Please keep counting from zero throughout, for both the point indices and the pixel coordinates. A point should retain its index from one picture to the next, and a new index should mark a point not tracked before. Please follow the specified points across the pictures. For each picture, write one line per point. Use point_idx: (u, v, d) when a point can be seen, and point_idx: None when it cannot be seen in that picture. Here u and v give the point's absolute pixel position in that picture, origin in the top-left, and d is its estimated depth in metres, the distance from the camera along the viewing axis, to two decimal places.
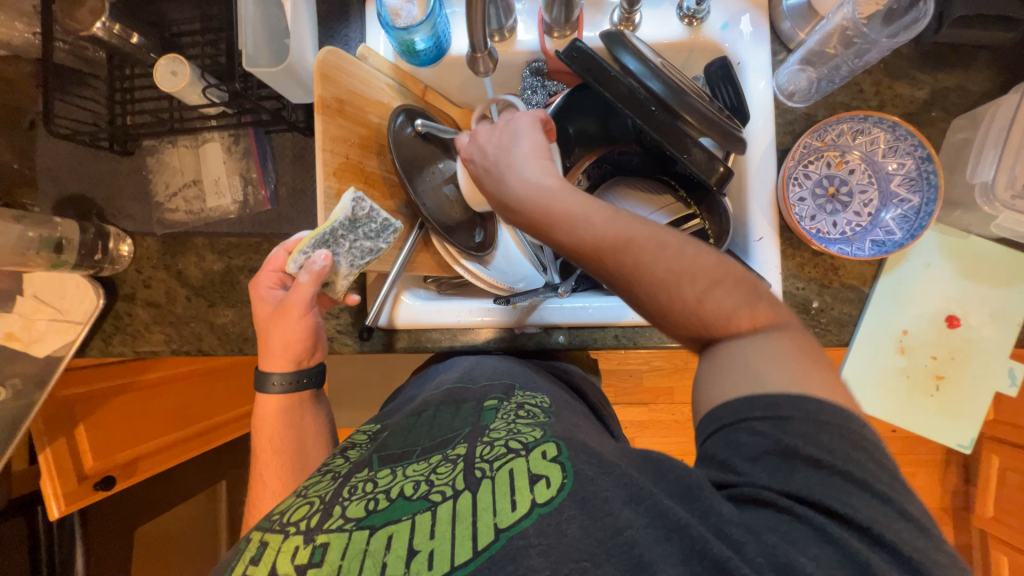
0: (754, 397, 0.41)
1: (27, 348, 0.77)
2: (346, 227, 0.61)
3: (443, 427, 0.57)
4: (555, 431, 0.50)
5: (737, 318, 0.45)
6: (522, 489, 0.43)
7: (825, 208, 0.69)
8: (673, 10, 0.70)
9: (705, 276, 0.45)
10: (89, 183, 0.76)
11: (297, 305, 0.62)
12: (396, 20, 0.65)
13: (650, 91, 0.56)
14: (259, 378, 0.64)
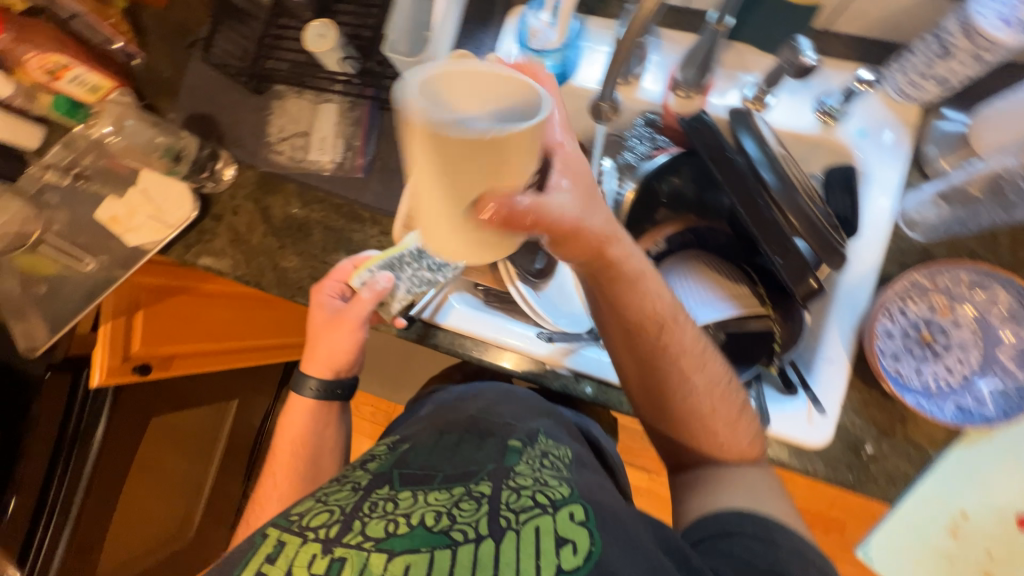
0: (745, 514, 0.56)
1: (121, 233, 0.85)
2: (413, 257, 0.70)
3: (465, 458, 0.63)
4: (580, 491, 0.56)
5: (730, 431, 0.60)
6: (547, 553, 0.48)
7: (914, 352, 0.62)
8: (810, 102, 0.67)
9: (730, 413, 0.59)
10: (218, 107, 0.84)
11: (349, 324, 0.74)
12: (532, 40, 0.68)
13: (761, 180, 0.54)
14: (299, 379, 0.80)
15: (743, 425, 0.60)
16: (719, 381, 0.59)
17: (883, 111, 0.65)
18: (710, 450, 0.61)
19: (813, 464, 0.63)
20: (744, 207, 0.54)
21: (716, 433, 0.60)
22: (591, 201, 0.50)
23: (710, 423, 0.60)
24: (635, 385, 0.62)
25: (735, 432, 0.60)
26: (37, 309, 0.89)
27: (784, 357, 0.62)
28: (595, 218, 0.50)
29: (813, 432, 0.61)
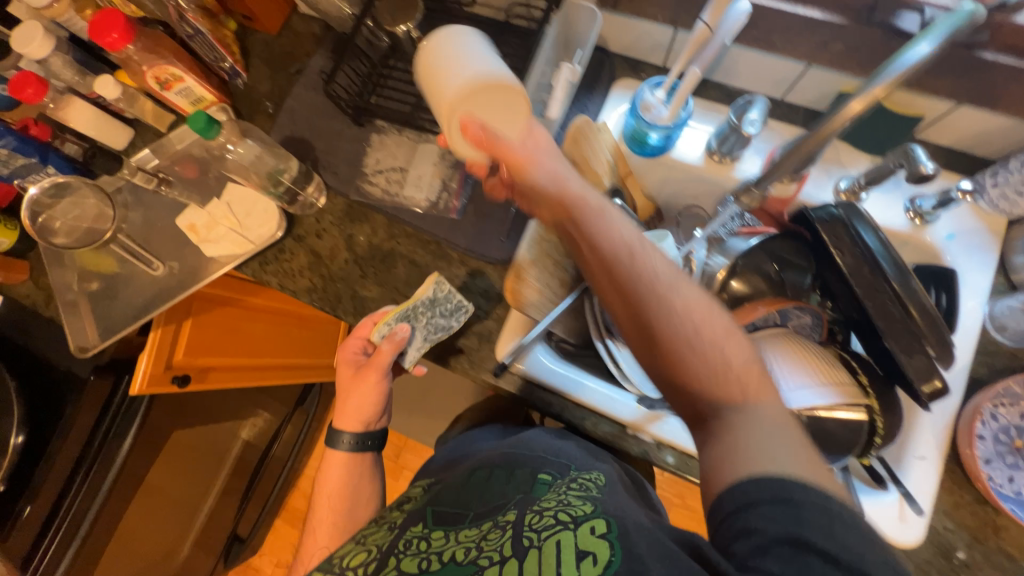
0: (762, 476, 0.41)
1: (198, 242, 0.85)
2: (426, 306, 0.71)
3: (496, 492, 0.60)
4: (607, 507, 0.50)
5: (721, 355, 0.48)
6: (567, 564, 0.44)
7: (1006, 459, 0.61)
8: (902, 201, 0.70)
9: (723, 340, 0.48)
10: (316, 133, 0.87)
11: (376, 368, 0.72)
12: (644, 112, 0.71)
13: (885, 269, 0.54)
14: (332, 435, 0.76)
15: (732, 345, 0.48)
16: (707, 300, 0.50)
17: (972, 220, 0.68)
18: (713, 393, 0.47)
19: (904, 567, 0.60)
20: (866, 293, 0.54)
21: (717, 366, 0.47)
22: (530, 163, 0.57)
23: (706, 353, 0.48)
24: (619, 320, 0.52)
25: (728, 352, 0.48)
26: (92, 307, 0.86)
27: (878, 449, 0.62)
28: (546, 186, 0.56)
29: (907, 530, 0.60)
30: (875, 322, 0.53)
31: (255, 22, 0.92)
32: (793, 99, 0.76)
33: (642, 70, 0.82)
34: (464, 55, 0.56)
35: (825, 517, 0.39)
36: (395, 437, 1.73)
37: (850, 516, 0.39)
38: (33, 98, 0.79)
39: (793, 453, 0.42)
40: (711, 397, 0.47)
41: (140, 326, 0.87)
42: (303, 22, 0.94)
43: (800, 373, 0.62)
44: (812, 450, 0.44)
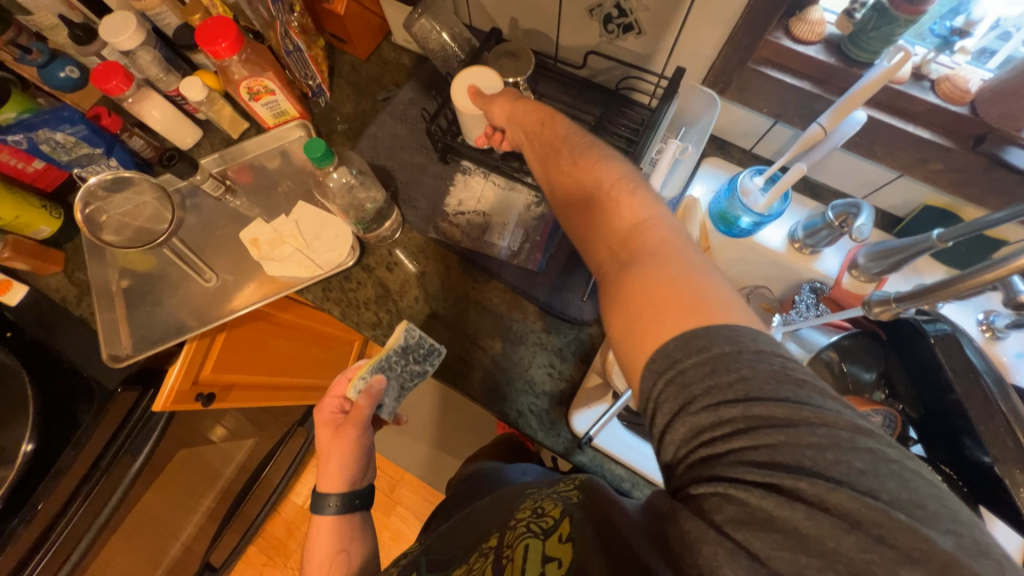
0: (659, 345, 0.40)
1: (258, 259, 0.81)
2: (398, 355, 0.71)
3: (483, 529, 0.61)
4: (577, 503, 0.49)
5: (622, 204, 0.50)
6: (532, 566, 0.45)
7: None
8: (973, 315, 0.73)
9: (619, 190, 0.51)
10: (398, 163, 0.85)
11: (354, 422, 0.71)
12: (741, 194, 0.73)
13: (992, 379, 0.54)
14: (317, 499, 0.71)
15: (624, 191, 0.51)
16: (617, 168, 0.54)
17: None
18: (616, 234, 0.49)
19: None
20: (977, 415, 0.55)
21: (614, 215, 0.50)
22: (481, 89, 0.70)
23: (613, 200, 0.51)
24: (550, 193, 0.60)
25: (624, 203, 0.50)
26: (128, 310, 0.81)
27: None
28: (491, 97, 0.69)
29: None
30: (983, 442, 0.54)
31: (348, 45, 0.91)
32: (874, 201, 0.79)
33: (729, 151, 0.85)
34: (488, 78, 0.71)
35: (708, 378, 0.37)
36: (392, 470, 1.64)
37: (730, 336, 0.38)
38: (116, 89, 0.75)
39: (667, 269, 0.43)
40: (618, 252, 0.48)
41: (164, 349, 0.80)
42: (394, 50, 0.95)
43: None
44: (697, 271, 0.43)
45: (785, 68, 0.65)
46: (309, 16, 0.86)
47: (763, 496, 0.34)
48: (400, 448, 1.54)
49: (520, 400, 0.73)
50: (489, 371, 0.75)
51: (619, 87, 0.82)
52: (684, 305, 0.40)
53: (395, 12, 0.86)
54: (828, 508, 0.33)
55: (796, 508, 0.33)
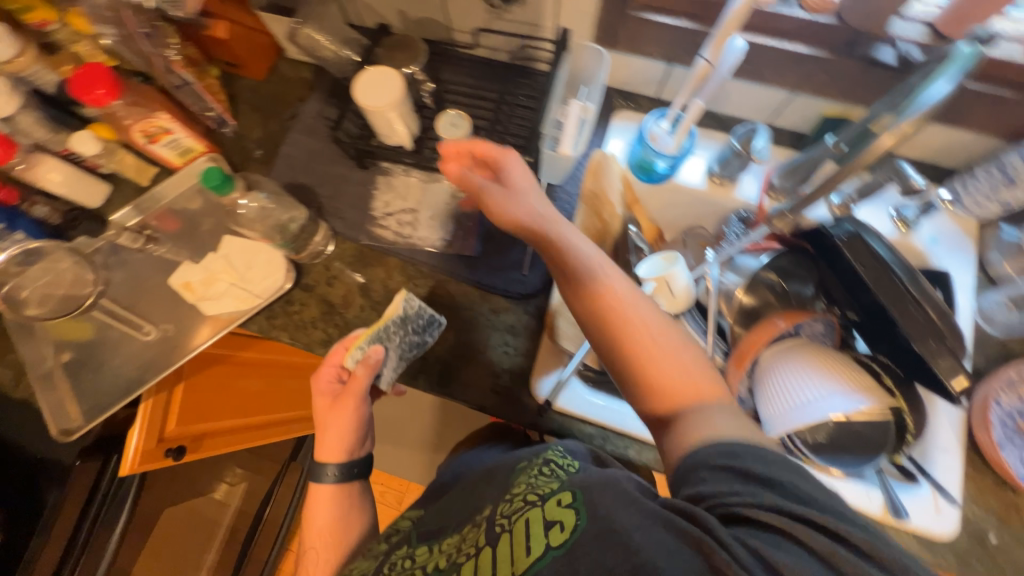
0: (718, 448, 0.45)
1: (195, 301, 0.79)
2: (398, 326, 0.70)
3: (475, 499, 0.66)
4: (571, 480, 0.54)
5: (681, 364, 0.51)
6: (537, 536, 0.49)
7: (1016, 442, 0.65)
8: (886, 211, 0.76)
9: (654, 328, 0.53)
10: (318, 178, 0.85)
11: (353, 394, 0.71)
12: (651, 140, 0.75)
13: (902, 273, 0.59)
14: (315, 470, 0.74)
15: (677, 349, 0.52)
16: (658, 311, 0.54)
17: (949, 224, 0.75)
18: (673, 374, 0.51)
19: (946, 558, 0.63)
20: (891, 302, 0.59)
21: (664, 360, 0.51)
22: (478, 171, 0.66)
23: (671, 346, 0.52)
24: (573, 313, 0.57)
25: (679, 366, 0.51)
26: (73, 382, 0.78)
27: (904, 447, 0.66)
28: (490, 192, 0.63)
29: (943, 522, 0.63)
30: (900, 325, 0.58)
31: (242, 68, 0.89)
32: (778, 122, 0.82)
33: (638, 101, 0.86)
34: (382, 83, 0.72)
35: (742, 453, 0.44)
36: (398, 483, 1.65)
37: (789, 468, 0.44)
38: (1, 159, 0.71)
39: (722, 421, 0.48)
40: (680, 402, 0.50)
41: (131, 400, 0.79)
42: (290, 64, 0.92)
43: (828, 380, 0.64)
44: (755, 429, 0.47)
45: (663, 11, 0.67)
46: (194, 47, 0.84)
47: (803, 525, 0.40)
48: (399, 460, 1.54)
49: (483, 382, 0.74)
50: (448, 362, 0.75)
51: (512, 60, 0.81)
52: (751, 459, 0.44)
53: (280, 26, 0.84)
54: (870, 556, 0.39)
55: (848, 552, 0.39)
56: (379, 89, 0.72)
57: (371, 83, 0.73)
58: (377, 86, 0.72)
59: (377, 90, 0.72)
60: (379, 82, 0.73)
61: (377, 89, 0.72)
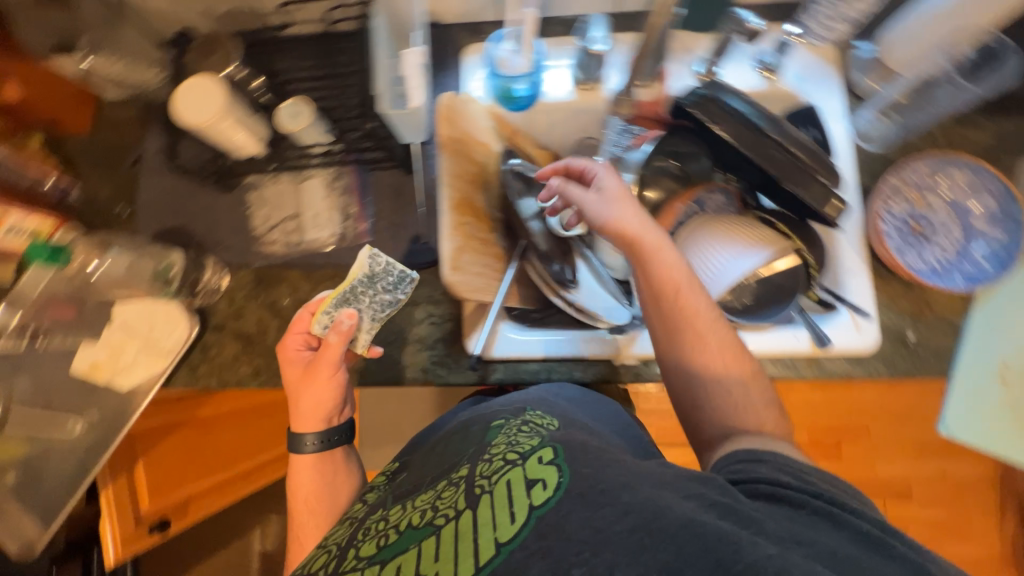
0: (768, 451, 0.52)
1: (108, 381, 0.76)
2: (365, 284, 0.66)
3: (451, 453, 0.63)
4: (552, 435, 0.54)
5: (727, 370, 0.59)
6: (519, 498, 0.48)
7: (913, 243, 0.70)
8: (750, 63, 0.75)
9: (723, 324, 0.60)
10: (187, 216, 0.79)
11: (327, 364, 0.67)
12: (501, 68, 0.72)
13: (757, 126, 0.60)
14: (294, 439, 0.71)
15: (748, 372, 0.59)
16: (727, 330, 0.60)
17: (810, 56, 0.75)
18: (760, 385, 0.59)
19: (875, 367, 0.68)
20: (753, 151, 0.59)
21: (713, 364, 0.59)
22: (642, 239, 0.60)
23: (723, 358, 0.59)
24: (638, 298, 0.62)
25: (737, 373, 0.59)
26: None
27: (817, 281, 0.70)
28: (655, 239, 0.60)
29: (865, 337, 0.67)
30: (769, 170, 0.59)
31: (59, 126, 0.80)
32: (625, 9, 0.79)
33: (485, 29, 0.82)
34: (200, 94, 0.67)
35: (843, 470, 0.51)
36: None
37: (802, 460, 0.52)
38: None
39: (746, 393, 0.58)
40: (713, 395, 0.59)
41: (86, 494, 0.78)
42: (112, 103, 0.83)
43: (733, 244, 0.69)
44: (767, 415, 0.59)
45: None
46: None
47: (828, 508, 0.46)
48: None
49: (419, 358, 0.73)
50: (380, 352, 0.74)
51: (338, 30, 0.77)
52: (754, 421, 0.57)
53: (82, 65, 0.76)
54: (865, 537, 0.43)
55: (844, 532, 0.43)
56: (198, 101, 0.67)
57: (189, 94, 0.67)
58: (196, 98, 0.67)
59: (197, 103, 0.67)
60: (197, 92, 0.67)
61: (195, 101, 0.67)
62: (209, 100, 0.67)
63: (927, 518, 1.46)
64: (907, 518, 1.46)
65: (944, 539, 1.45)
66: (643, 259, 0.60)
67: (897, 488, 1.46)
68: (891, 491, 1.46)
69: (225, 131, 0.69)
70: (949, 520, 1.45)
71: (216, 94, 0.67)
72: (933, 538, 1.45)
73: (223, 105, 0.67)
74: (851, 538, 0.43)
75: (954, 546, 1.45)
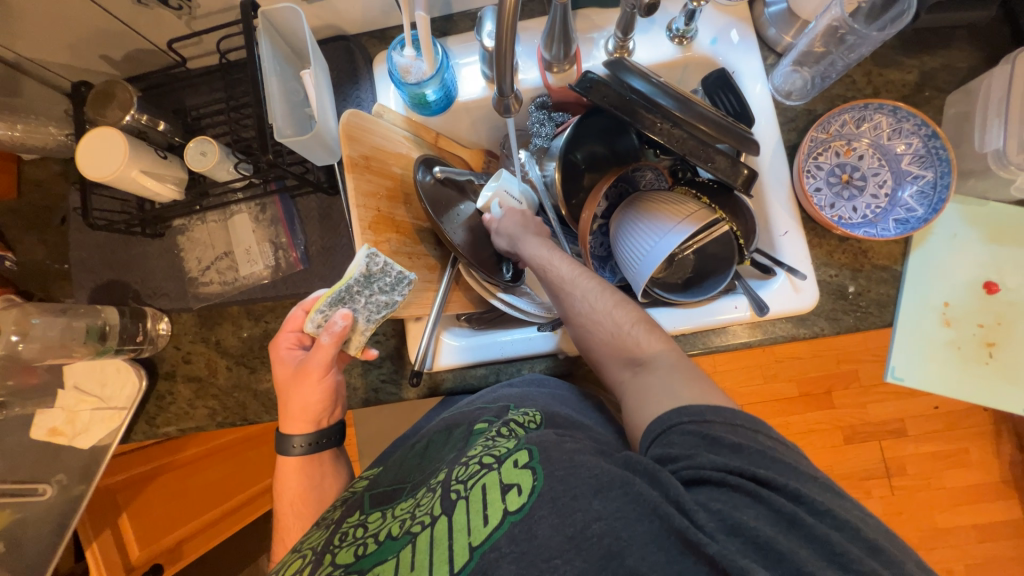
0: (683, 406, 0.47)
1: (70, 441, 0.76)
2: (361, 284, 0.59)
3: (434, 460, 0.60)
4: (528, 436, 0.51)
5: (627, 342, 0.57)
6: (494, 502, 0.45)
7: (843, 194, 0.72)
8: (663, 32, 0.73)
9: (619, 297, 0.60)
10: (120, 267, 0.78)
11: (316, 368, 0.61)
12: (406, 77, 0.68)
13: (660, 108, 0.59)
14: (280, 440, 0.64)
15: (644, 335, 0.57)
16: (613, 302, 0.59)
17: (722, 16, 0.72)
18: (628, 307, 0.59)
19: (818, 324, 0.68)
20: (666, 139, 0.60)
21: (612, 343, 0.57)
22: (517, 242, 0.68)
23: (614, 334, 0.57)
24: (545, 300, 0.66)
25: (635, 342, 0.56)
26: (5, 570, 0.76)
27: (749, 248, 0.69)
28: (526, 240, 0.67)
29: (803, 298, 0.66)
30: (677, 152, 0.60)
31: None
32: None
33: (392, 35, 0.80)
34: (99, 146, 0.65)
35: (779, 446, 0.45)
36: None
37: (729, 427, 0.45)
38: None
39: (625, 326, 0.58)
40: (629, 376, 0.55)
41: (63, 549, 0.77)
42: (27, 163, 0.81)
43: (660, 220, 0.66)
44: (703, 385, 0.50)
45: None
46: None
47: (750, 485, 0.41)
48: None
49: (369, 378, 0.74)
50: None
51: (236, 60, 0.75)
52: (638, 354, 0.56)
53: None
54: (807, 525, 0.38)
55: (780, 525, 0.39)
56: (99, 153, 0.65)
57: (87, 149, 0.65)
58: (95, 147, 0.65)
59: (99, 154, 0.65)
60: (98, 142, 0.65)
61: (96, 153, 0.65)
62: (111, 149, 0.65)
63: (921, 453, 1.44)
64: (903, 458, 1.44)
65: (942, 472, 1.44)
66: (518, 236, 0.67)
67: (890, 429, 1.45)
68: (883, 432, 1.45)
69: (137, 179, 0.67)
70: (945, 452, 1.44)
71: (118, 141, 0.65)
72: (932, 473, 1.44)
73: (129, 153, 0.66)
74: (769, 517, 0.39)
75: (954, 476, 1.44)
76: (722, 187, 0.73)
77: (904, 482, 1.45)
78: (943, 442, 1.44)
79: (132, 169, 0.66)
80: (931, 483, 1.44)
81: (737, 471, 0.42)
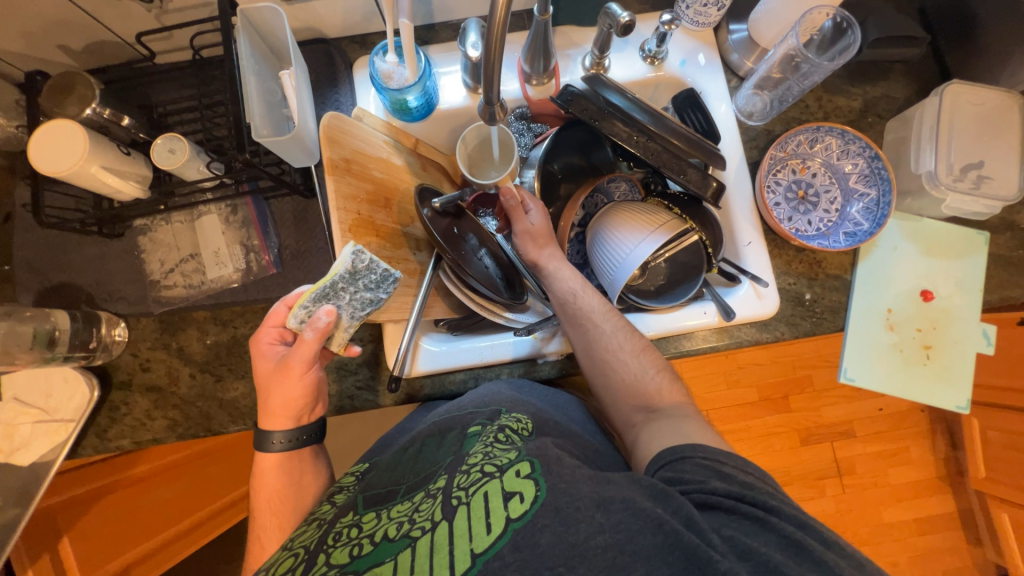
0: (695, 443, 0.52)
1: (9, 458, 0.70)
2: (347, 280, 0.58)
3: (428, 462, 0.58)
4: (528, 448, 0.52)
5: (645, 386, 0.62)
6: (497, 511, 0.45)
7: (799, 209, 0.77)
8: (636, 52, 0.77)
9: (642, 342, 0.65)
10: (72, 269, 0.73)
11: (298, 361, 0.58)
12: (388, 82, 0.69)
13: (637, 123, 0.62)
14: (260, 436, 0.62)
15: (660, 382, 0.62)
16: (637, 345, 0.64)
17: (691, 40, 0.77)
18: (649, 352, 0.64)
19: (779, 329, 0.73)
20: (644, 152, 0.63)
21: (630, 383, 0.62)
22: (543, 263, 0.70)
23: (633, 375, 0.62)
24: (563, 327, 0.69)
25: (652, 386, 0.62)
26: None
27: (717, 257, 0.73)
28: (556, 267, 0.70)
29: (765, 304, 0.71)
30: (651, 164, 0.63)
31: None
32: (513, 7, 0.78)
33: (373, 41, 0.80)
34: (58, 141, 0.61)
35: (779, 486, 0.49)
36: None
37: (740, 466, 0.49)
38: None
39: (643, 369, 0.63)
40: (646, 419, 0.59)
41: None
42: None
43: (636, 228, 0.69)
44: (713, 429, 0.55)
45: None
46: None
47: (758, 511, 0.44)
48: None
49: (345, 385, 0.72)
50: None
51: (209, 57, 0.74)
52: (654, 397, 0.61)
53: None
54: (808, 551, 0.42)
55: (781, 548, 0.42)
56: (55, 148, 0.61)
57: (43, 142, 0.61)
58: (54, 142, 0.61)
59: (56, 149, 0.61)
60: (57, 135, 0.61)
61: (54, 147, 0.61)
62: (71, 145, 0.61)
63: (869, 451, 1.55)
64: (853, 457, 1.55)
65: (887, 469, 1.55)
66: (555, 267, 0.69)
67: (840, 430, 1.54)
68: (834, 432, 1.55)
69: (97, 176, 0.64)
70: (890, 450, 1.55)
71: (77, 134, 0.61)
72: (878, 471, 1.55)
73: (90, 148, 0.62)
74: (778, 543, 0.42)
75: (897, 473, 1.55)
76: (692, 200, 0.77)
77: (855, 481, 1.54)
78: (887, 441, 1.56)
79: (93, 166, 0.63)
80: (877, 481, 1.55)
81: (747, 498, 0.45)
